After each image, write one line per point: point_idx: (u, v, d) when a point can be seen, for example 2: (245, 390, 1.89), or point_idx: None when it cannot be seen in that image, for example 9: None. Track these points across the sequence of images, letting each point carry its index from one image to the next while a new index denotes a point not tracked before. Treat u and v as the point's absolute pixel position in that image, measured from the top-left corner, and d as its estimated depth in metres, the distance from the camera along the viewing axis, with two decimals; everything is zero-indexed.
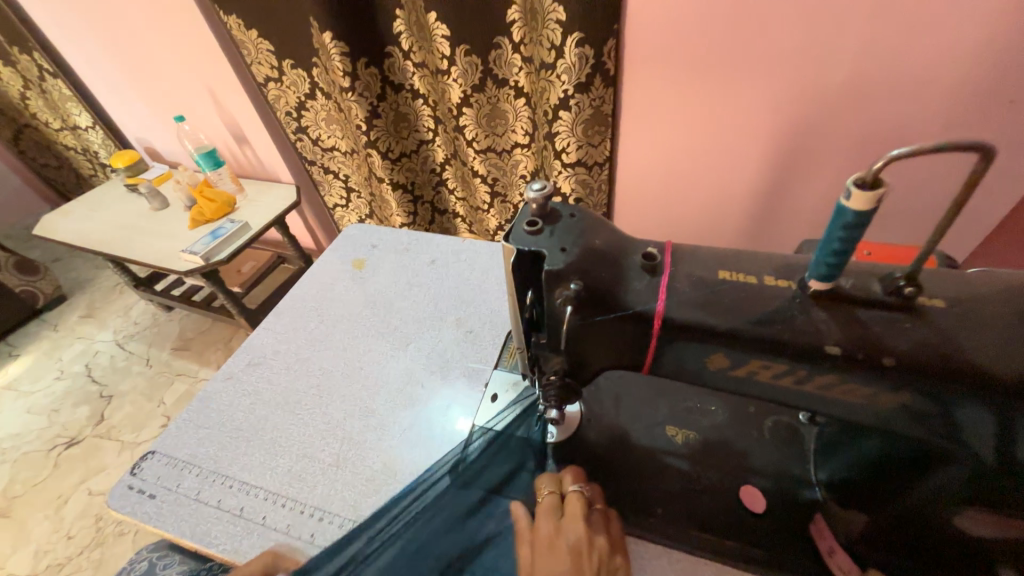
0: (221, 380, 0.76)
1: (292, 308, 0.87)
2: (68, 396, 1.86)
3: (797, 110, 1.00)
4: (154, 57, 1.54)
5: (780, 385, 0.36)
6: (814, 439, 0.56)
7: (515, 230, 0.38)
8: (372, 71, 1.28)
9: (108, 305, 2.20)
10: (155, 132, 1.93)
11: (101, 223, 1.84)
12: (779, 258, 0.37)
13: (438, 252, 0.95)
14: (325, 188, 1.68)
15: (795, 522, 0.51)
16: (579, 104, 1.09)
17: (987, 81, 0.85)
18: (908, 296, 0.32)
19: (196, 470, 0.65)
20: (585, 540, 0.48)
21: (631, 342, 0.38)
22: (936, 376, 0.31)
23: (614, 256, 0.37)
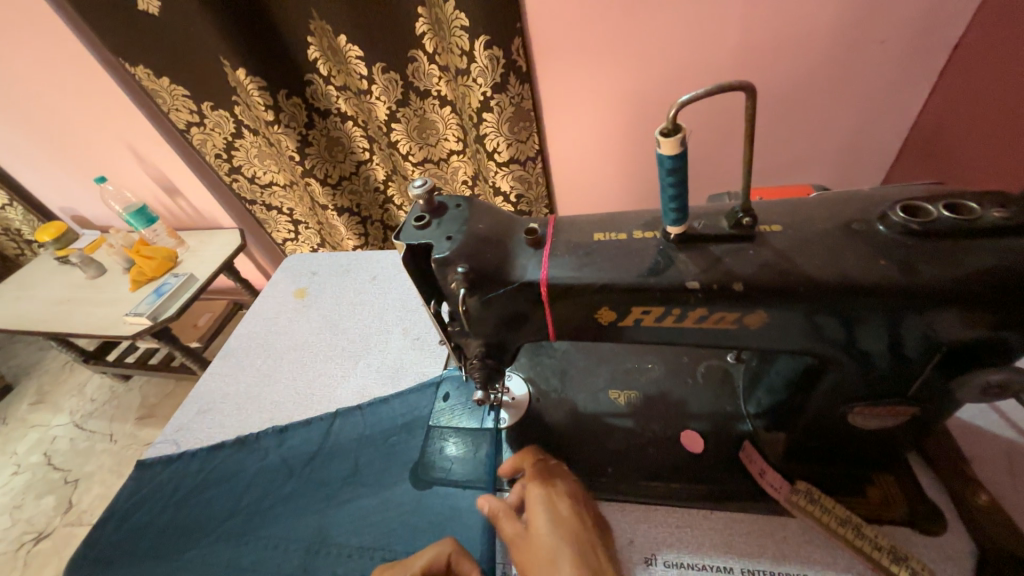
0: (171, 434, 0.74)
1: (237, 348, 0.86)
2: (30, 489, 1.75)
3: (699, 78, 1.06)
4: (63, 121, 1.49)
5: (669, 325, 0.39)
6: (741, 376, 0.61)
7: (405, 228, 0.40)
8: (295, 101, 1.28)
9: (59, 386, 2.09)
10: (79, 199, 1.85)
11: (36, 302, 1.75)
12: (648, 213, 0.40)
13: (380, 268, 0.96)
14: (270, 225, 1.66)
15: (730, 454, 0.55)
16: (499, 103, 1.12)
17: (853, 28, 0.93)
18: (748, 225, 0.36)
19: (154, 529, 0.65)
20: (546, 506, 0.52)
21: (528, 312, 0.40)
22: (784, 290, 0.35)
23: (499, 236, 0.40)
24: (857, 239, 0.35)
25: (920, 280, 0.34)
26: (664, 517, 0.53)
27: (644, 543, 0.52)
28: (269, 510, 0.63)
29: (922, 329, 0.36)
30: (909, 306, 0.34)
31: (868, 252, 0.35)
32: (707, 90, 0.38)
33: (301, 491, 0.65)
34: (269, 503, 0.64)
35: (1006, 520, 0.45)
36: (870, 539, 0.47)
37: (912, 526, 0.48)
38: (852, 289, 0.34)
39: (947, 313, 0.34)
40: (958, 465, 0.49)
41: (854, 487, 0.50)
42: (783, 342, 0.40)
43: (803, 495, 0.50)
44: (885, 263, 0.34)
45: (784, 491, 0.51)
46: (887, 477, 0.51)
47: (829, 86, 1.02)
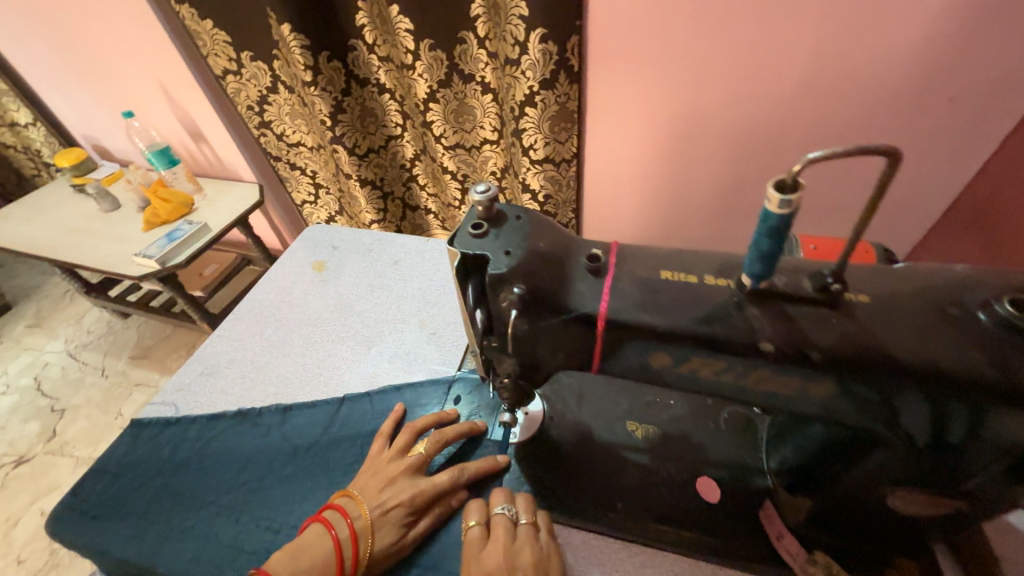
0: (171, 392, 0.73)
1: (249, 313, 0.84)
2: (16, 411, 1.75)
3: (757, 107, 1.02)
4: (98, 49, 1.46)
5: (723, 380, 0.37)
6: (766, 429, 0.58)
7: (461, 233, 0.38)
8: (335, 65, 1.25)
9: (57, 313, 2.08)
10: (103, 129, 1.82)
11: (47, 226, 1.73)
12: (719, 257, 0.38)
13: (402, 252, 0.93)
14: (291, 185, 1.64)
15: (750, 510, 0.53)
16: (544, 100, 1.09)
17: (926, 81, 0.89)
18: (836, 293, 0.33)
19: (143, 489, 0.63)
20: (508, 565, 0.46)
21: (575, 343, 0.38)
22: (863, 366, 0.32)
23: (560, 257, 0.37)
24: (947, 326, 0.33)
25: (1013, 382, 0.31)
26: (670, 565, 0.51)
27: None
28: (262, 489, 0.61)
29: (995, 429, 0.33)
30: (993, 405, 0.32)
31: (957, 342, 0.32)
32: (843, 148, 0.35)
33: (298, 476, 0.62)
34: (263, 483, 0.62)
35: None
36: None
37: None
38: (937, 377, 0.32)
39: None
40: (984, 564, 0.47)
41: (870, 567, 0.48)
42: (841, 416, 0.37)
43: (820, 568, 0.47)
44: (975, 354, 0.32)
45: (800, 559, 0.48)
46: (908, 562, 0.48)
47: (887, 137, 0.99)
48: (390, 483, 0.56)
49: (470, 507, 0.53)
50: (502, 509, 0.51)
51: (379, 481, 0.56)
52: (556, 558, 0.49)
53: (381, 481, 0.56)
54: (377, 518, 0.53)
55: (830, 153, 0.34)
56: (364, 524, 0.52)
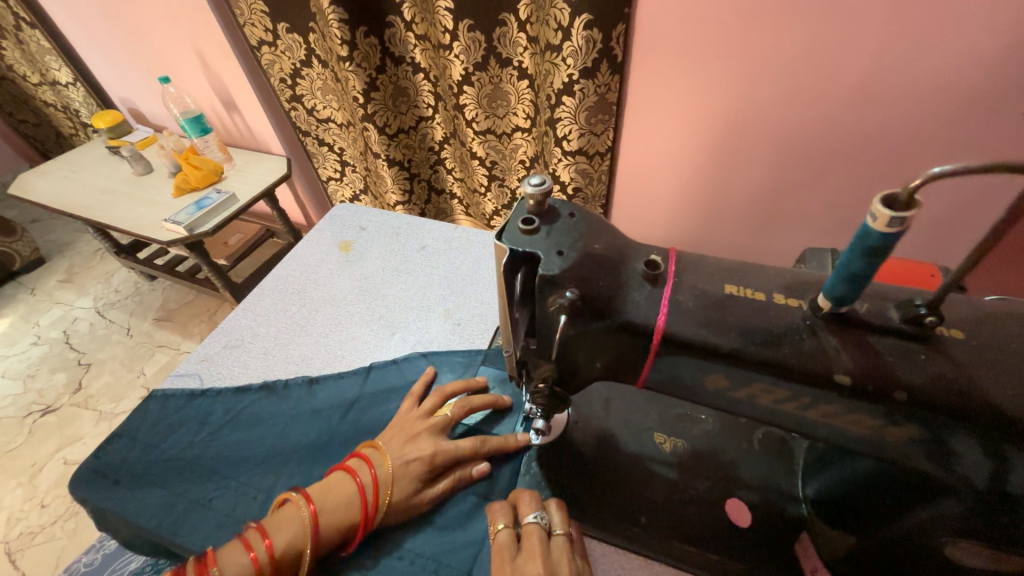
0: (195, 362, 0.73)
1: (274, 288, 0.84)
2: (45, 362, 1.81)
3: (810, 110, 0.96)
4: (138, 13, 1.46)
5: (781, 409, 0.35)
6: (804, 455, 0.55)
7: (509, 228, 0.35)
8: (371, 41, 1.22)
9: (88, 270, 2.14)
10: (139, 93, 1.84)
11: (82, 186, 1.76)
12: (789, 274, 0.35)
13: (429, 238, 0.91)
14: (319, 160, 1.63)
15: (784, 541, 0.50)
16: (583, 90, 1.04)
17: (1003, 92, 0.82)
18: (929, 326, 0.29)
19: (163, 457, 0.64)
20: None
21: (623, 355, 0.36)
22: (955, 411, 0.29)
23: (616, 262, 0.35)
24: None
25: None
26: None
27: None
28: (279, 467, 0.61)
29: None
30: None
31: None
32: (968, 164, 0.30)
33: (316, 457, 0.62)
34: (280, 461, 0.62)
35: None
36: None
37: None
38: None
39: None
40: None
41: None
42: None
43: None
44: None
45: None
46: None
47: (951, 151, 0.92)
48: (413, 439, 0.56)
49: (498, 511, 0.50)
50: (535, 519, 0.48)
51: (403, 436, 0.57)
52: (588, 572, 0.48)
53: (405, 436, 0.56)
54: (398, 469, 0.53)
55: (965, 168, 0.29)
56: (385, 474, 0.53)
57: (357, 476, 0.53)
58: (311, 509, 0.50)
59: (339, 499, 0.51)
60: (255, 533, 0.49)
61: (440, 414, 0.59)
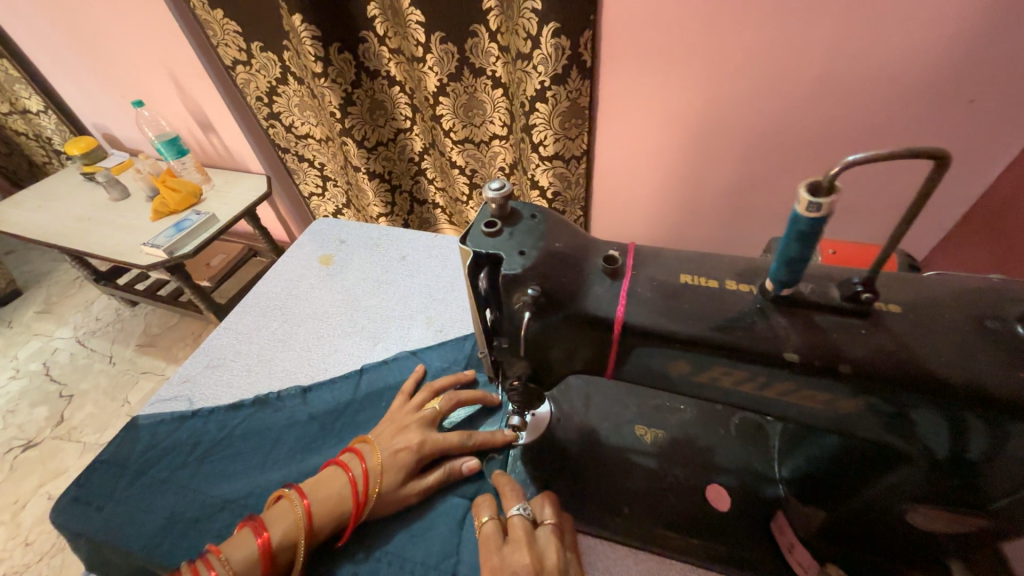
0: (178, 383, 0.73)
1: (255, 306, 0.84)
2: (25, 395, 1.77)
3: (773, 106, 0.99)
4: (109, 38, 1.45)
5: (741, 390, 0.36)
6: (778, 437, 0.57)
7: (474, 232, 0.37)
8: (346, 56, 1.23)
9: (67, 299, 2.10)
10: (113, 118, 1.83)
11: (58, 214, 1.74)
12: (742, 261, 0.37)
13: (410, 248, 0.92)
14: (299, 176, 1.63)
15: (762, 520, 0.52)
16: (555, 95, 1.07)
17: (950, 82, 0.86)
18: (865, 302, 0.32)
19: (147, 479, 0.63)
20: (535, 565, 0.45)
21: (588, 347, 0.37)
22: (896, 380, 0.31)
23: (578, 258, 0.36)
24: (987, 342, 0.31)
25: None
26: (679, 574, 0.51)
27: None
28: (268, 480, 0.61)
29: None
30: None
31: (1000, 358, 0.30)
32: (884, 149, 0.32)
33: (304, 468, 0.62)
34: (269, 475, 0.62)
35: None
36: None
37: None
38: (979, 398, 0.30)
39: None
40: None
41: None
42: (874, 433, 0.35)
43: None
44: (1020, 374, 0.29)
45: (812, 571, 0.47)
46: None
47: (907, 139, 0.96)
48: (401, 431, 0.57)
49: (484, 504, 0.51)
50: (519, 510, 0.49)
51: (392, 429, 0.58)
52: (575, 562, 0.48)
53: (393, 429, 0.57)
54: (388, 460, 0.54)
55: (878, 154, 0.31)
56: (376, 465, 0.53)
57: (349, 470, 0.53)
58: (303, 503, 0.50)
59: (332, 493, 0.52)
60: (250, 529, 0.49)
61: (430, 406, 0.60)
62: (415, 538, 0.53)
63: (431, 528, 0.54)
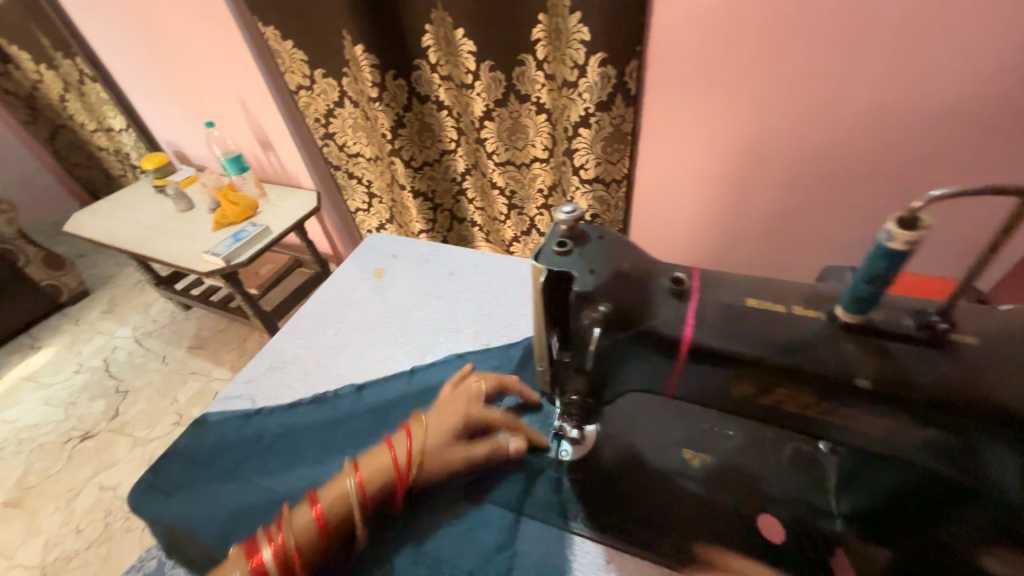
0: (242, 383, 0.78)
1: (312, 313, 0.89)
2: (86, 388, 1.90)
3: (820, 134, 0.99)
4: (189, 66, 1.60)
5: (802, 414, 0.37)
6: (833, 469, 0.56)
7: (546, 250, 0.39)
8: (400, 83, 1.32)
9: (129, 301, 2.26)
10: (184, 137, 1.99)
11: (130, 222, 1.90)
12: (806, 287, 0.37)
13: (457, 264, 0.96)
14: (348, 193, 1.73)
15: (816, 556, 0.50)
16: (599, 121, 1.10)
17: (1013, 112, 0.84)
18: (940, 333, 0.32)
19: (214, 470, 0.67)
20: None
21: (649, 365, 0.39)
22: (971, 412, 0.31)
23: (645, 279, 0.38)
24: None
25: None
26: None
27: None
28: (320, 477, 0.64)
29: None
30: None
31: None
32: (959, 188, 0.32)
33: None
34: (322, 472, 0.64)
35: None
36: None
37: None
38: None
39: None
40: None
41: None
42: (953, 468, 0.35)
43: None
44: None
45: None
46: None
47: (967, 169, 0.94)
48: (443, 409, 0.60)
49: None
50: None
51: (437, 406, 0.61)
52: None
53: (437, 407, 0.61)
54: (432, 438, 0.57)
55: (959, 193, 0.32)
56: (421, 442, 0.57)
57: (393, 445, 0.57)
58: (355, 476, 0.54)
59: (379, 466, 0.55)
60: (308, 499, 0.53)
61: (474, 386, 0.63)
62: (469, 545, 0.56)
63: (484, 537, 0.56)
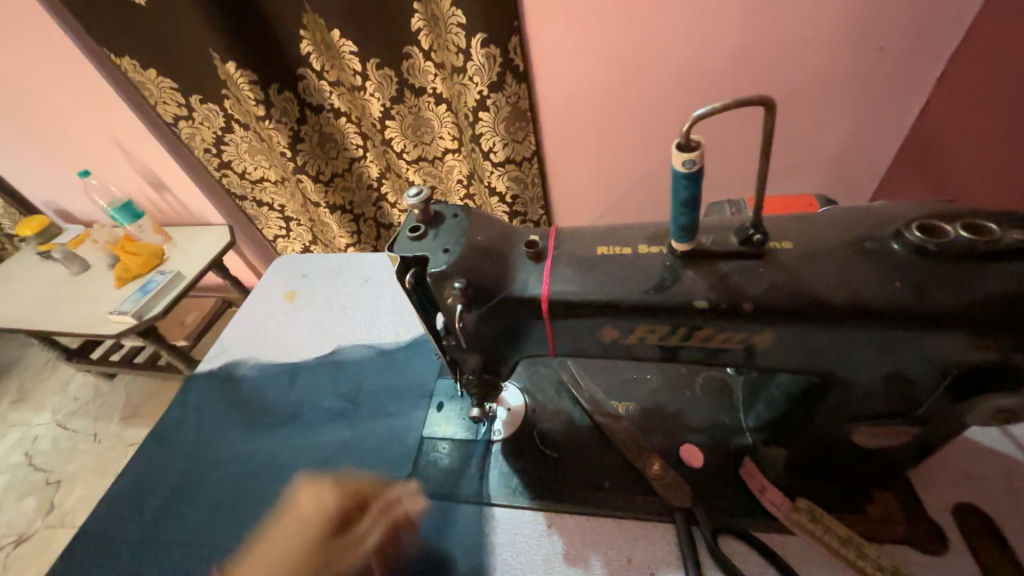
0: (151, 442, 0.72)
1: (222, 352, 0.84)
2: (10, 490, 1.66)
3: (700, 81, 1.05)
4: (44, 112, 1.43)
5: (672, 343, 0.39)
6: (741, 388, 0.59)
7: (400, 238, 0.39)
8: (286, 95, 1.22)
9: (40, 385, 1.99)
10: (62, 192, 1.78)
11: (15, 297, 1.66)
12: (652, 226, 0.40)
13: (371, 270, 0.93)
14: (260, 222, 1.56)
15: (730, 469, 0.54)
16: (496, 103, 1.09)
17: (854, 34, 0.93)
18: (758, 243, 0.36)
19: (134, 539, 0.63)
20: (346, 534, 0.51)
21: (524, 327, 0.40)
22: (793, 312, 0.35)
23: (499, 250, 0.39)
24: (865, 258, 0.35)
25: (929, 304, 0.34)
26: (663, 535, 0.52)
27: (643, 562, 0.50)
28: (258, 524, 0.61)
29: (928, 350, 0.36)
30: (921, 331, 0.34)
31: (878, 271, 0.35)
32: (724, 105, 0.36)
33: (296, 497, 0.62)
34: (234, 547, 0.59)
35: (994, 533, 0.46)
36: (869, 559, 0.46)
37: (912, 545, 0.47)
38: (860, 313, 0.34)
39: (958, 336, 0.34)
40: (939, 488, 0.50)
41: (852, 504, 0.50)
42: (796, 364, 0.39)
43: (803, 514, 0.49)
44: (897, 284, 0.34)
45: (784, 508, 0.50)
46: (885, 493, 0.50)
47: (828, 94, 1.03)
48: None
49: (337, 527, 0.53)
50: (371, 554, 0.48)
51: None
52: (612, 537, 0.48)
53: None
54: None
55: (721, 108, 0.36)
56: None
57: None
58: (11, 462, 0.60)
59: None
60: None
61: None
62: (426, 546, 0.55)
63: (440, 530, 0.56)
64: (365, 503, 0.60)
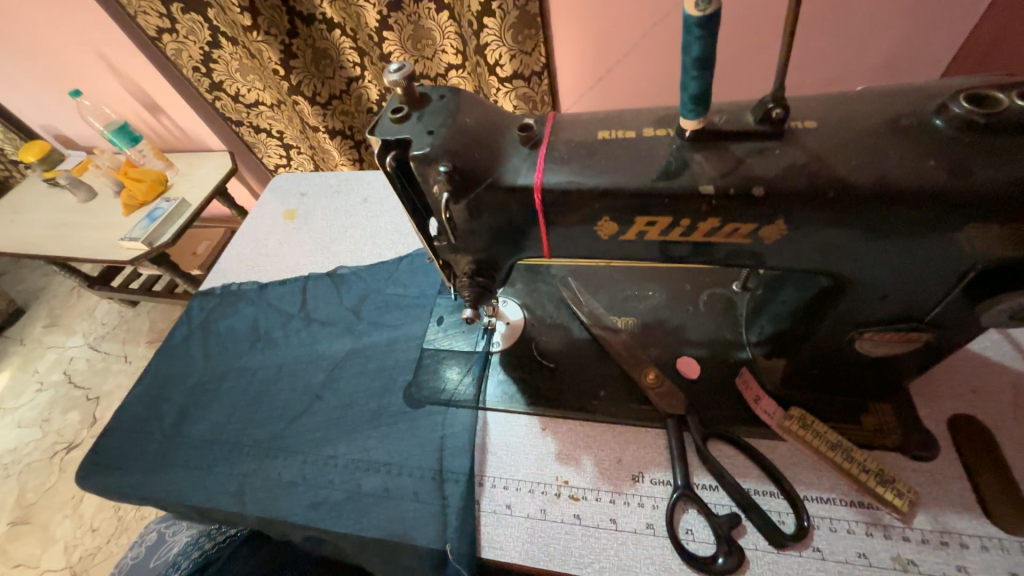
0: (168, 348, 0.75)
1: (229, 267, 0.84)
2: (55, 404, 1.79)
3: None
4: (23, 22, 1.33)
5: (675, 240, 0.38)
6: (746, 303, 0.58)
7: (382, 121, 0.37)
8: (273, 2, 1.08)
9: (69, 310, 2.08)
10: (58, 114, 1.72)
11: (28, 224, 1.68)
12: (662, 109, 0.38)
13: (371, 190, 0.90)
14: (260, 150, 1.50)
15: (728, 380, 0.54)
16: (502, 6, 0.98)
17: None
18: (778, 119, 0.33)
19: (158, 435, 0.67)
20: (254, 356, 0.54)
21: (517, 220, 0.39)
22: (808, 194, 0.33)
23: (490, 136, 0.37)
24: (901, 134, 0.33)
25: (967, 183, 0.31)
26: (654, 440, 0.53)
27: (633, 463, 0.52)
28: (270, 425, 0.64)
29: (947, 241, 0.34)
30: (936, 219, 0.33)
31: (912, 150, 0.32)
32: None
33: (306, 402, 0.65)
34: (250, 443, 0.63)
35: (988, 437, 0.46)
36: (859, 462, 0.47)
37: (902, 452, 0.48)
38: (881, 196, 0.32)
39: (974, 228, 0.33)
40: (940, 398, 0.50)
41: (848, 414, 0.50)
42: (800, 262, 0.38)
43: (795, 421, 0.49)
44: (933, 162, 0.32)
45: (777, 416, 0.50)
46: (884, 407, 0.50)
47: None
48: None
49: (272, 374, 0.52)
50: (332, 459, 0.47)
51: None
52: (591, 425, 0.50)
53: None
54: None
55: None
56: None
57: None
58: None
59: None
60: None
61: None
62: (428, 446, 0.58)
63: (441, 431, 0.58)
64: (372, 407, 0.62)
